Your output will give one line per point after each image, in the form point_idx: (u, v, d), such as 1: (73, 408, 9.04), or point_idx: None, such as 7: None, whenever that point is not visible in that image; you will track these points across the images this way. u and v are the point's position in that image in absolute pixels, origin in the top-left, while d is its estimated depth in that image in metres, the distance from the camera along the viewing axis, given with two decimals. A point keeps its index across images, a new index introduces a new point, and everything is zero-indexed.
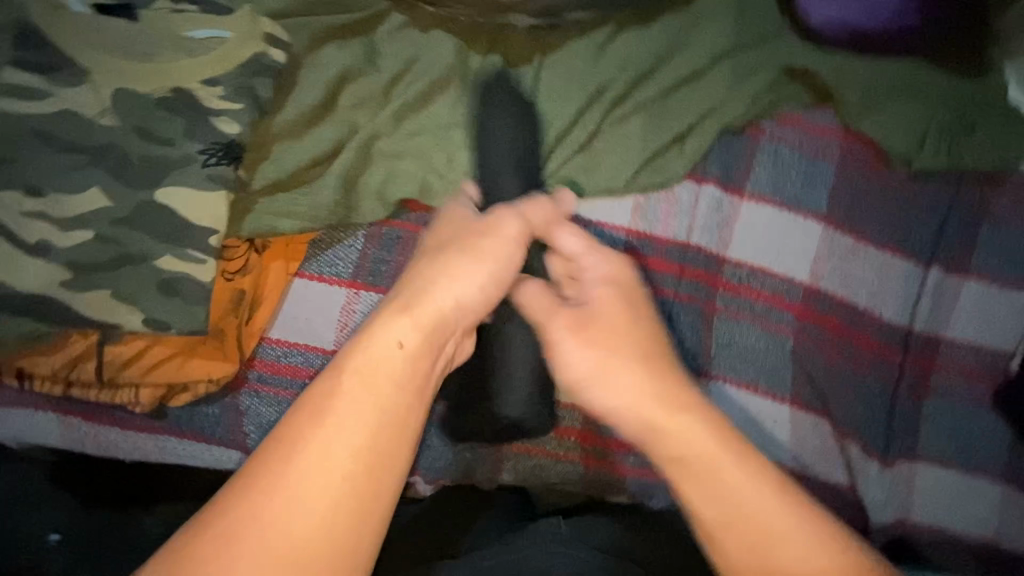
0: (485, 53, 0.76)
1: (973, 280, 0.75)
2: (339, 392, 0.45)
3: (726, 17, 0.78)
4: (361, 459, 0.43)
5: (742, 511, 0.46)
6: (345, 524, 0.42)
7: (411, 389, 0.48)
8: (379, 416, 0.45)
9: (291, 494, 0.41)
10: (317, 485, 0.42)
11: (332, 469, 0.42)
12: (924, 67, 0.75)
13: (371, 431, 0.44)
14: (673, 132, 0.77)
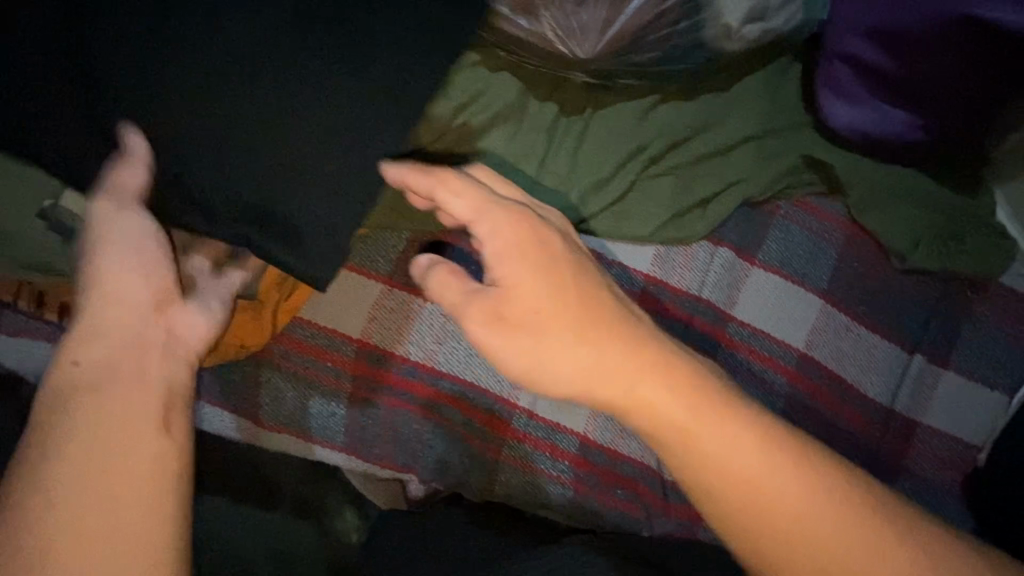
0: (544, 100, 0.85)
1: (952, 373, 0.82)
2: (126, 379, 0.54)
3: (758, 105, 0.88)
4: (116, 430, 0.51)
5: (745, 477, 0.51)
6: (134, 474, 0.50)
7: (118, 375, 0.54)
8: (108, 407, 0.52)
9: (91, 457, 0.49)
10: (87, 455, 0.50)
11: (102, 441, 0.50)
12: (925, 178, 0.85)
13: (110, 411, 0.52)
14: (698, 196, 0.85)
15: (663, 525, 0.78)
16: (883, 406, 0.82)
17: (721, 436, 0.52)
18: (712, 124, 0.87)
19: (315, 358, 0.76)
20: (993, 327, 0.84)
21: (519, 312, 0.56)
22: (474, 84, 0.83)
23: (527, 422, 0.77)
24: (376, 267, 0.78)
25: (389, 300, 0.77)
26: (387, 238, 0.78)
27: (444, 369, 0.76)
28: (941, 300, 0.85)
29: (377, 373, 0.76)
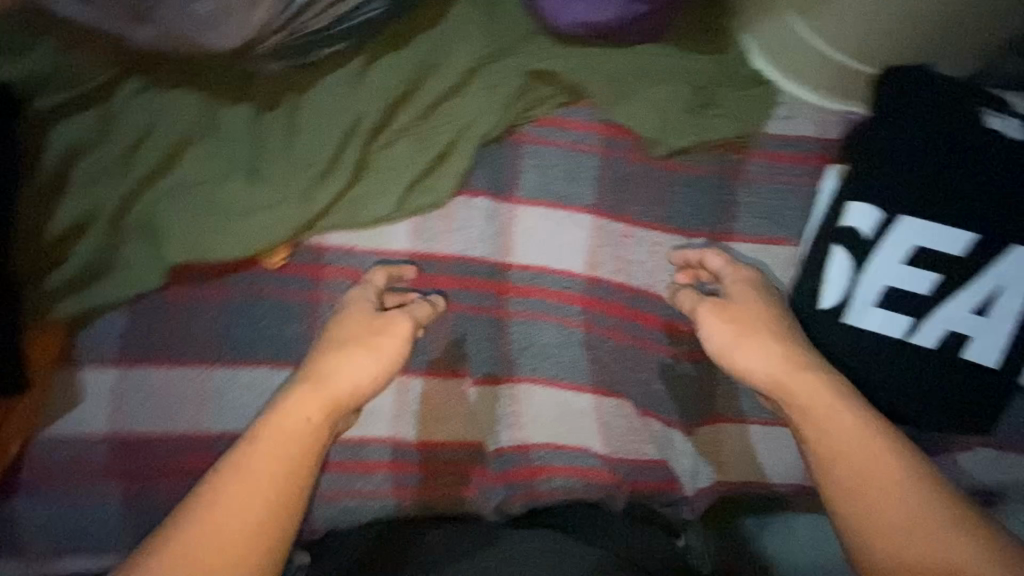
0: (233, 103, 0.75)
1: (741, 242, 0.79)
2: (266, 439, 0.59)
3: (471, 36, 0.81)
4: (270, 466, 0.58)
5: (849, 452, 0.61)
6: (259, 506, 0.56)
7: (303, 440, 0.61)
8: (285, 454, 0.59)
9: (245, 488, 0.57)
10: (241, 496, 0.56)
11: (260, 475, 0.57)
12: (658, 56, 0.80)
13: (302, 435, 0.60)
14: (436, 150, 0.78)
15: (497, 495, 0.78)
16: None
17: (827, 411, 0.63)
18: (431, 69, 0.81)
19: (71, 470, 0.70)
20: (771, 182, 0.80)
21: (740, 311, 0.69)
22: (141, 112, 0.72)
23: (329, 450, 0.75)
24: (102, 353, 0.70)
25: (131, 381, 0.70)
26: (105, 317, 0.70)
27: (219, 429, 0.71)
28: (715, 173, 0.80)
29: (150, 459, 0.70)
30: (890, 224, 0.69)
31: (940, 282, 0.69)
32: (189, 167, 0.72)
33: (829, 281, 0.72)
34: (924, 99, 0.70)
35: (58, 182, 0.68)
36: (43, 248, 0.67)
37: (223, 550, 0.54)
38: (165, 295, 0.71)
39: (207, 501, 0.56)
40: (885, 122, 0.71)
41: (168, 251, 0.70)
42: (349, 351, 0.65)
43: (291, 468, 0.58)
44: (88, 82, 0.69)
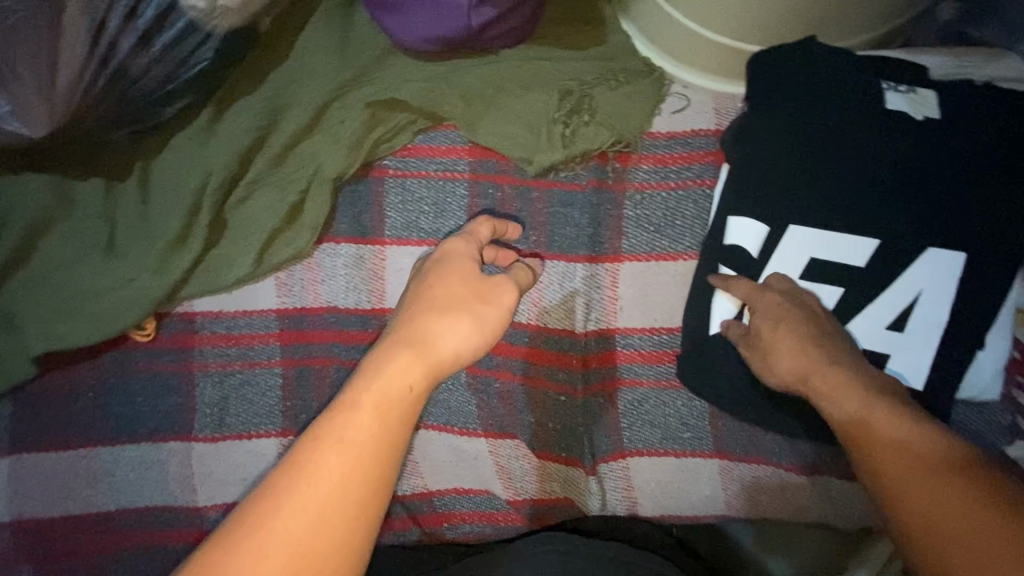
0: (86, 177, 0.74)
1: (628, 261, 0.71)
2: (342, 423, 0.46)
3: (320, 70, 0.77)
4: (351, 452, 0.45)
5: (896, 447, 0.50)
6: (340, 513, 0.44)
7: (389, 420, 0.47)
8: (354, 450, 0.45)
9: (313, 495, 0.43)
10: (323, 494, 0.43)
11: (351, 458, 0.45)
12: (519, 62, 0.72)
13: (406, 384, 0.49)
14: (291, 199, 0.74)
15: (409, 538, 0.76)
16: (574, 331, 0.72)
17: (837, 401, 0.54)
18: (284, 110, 0.76)
19: None
20: (660, 188, 0.71)
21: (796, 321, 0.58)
22: None
23: (222, 518, 0.72)
24: None
25: (19, 470, 0.71)
26: None
27: (112, 508, 0.72)
28: (596, 186, 0.72)
29: (47, 543, 0.71)
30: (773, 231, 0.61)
31: (842, 294, 0.60)
32: (48, 251, 0.72)
33: (719, 301, 0.65)
34: (813, 76, 0.60)
35: None
36: None
37: (308, 554, 0.42)
38: (41, 381, 0.72)
39: (269, 502, 0.43)
40: (772, 107, 0.61)
41: (34, 343, 0.69)
42: (438, 303, 0.55)
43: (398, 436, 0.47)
44: None
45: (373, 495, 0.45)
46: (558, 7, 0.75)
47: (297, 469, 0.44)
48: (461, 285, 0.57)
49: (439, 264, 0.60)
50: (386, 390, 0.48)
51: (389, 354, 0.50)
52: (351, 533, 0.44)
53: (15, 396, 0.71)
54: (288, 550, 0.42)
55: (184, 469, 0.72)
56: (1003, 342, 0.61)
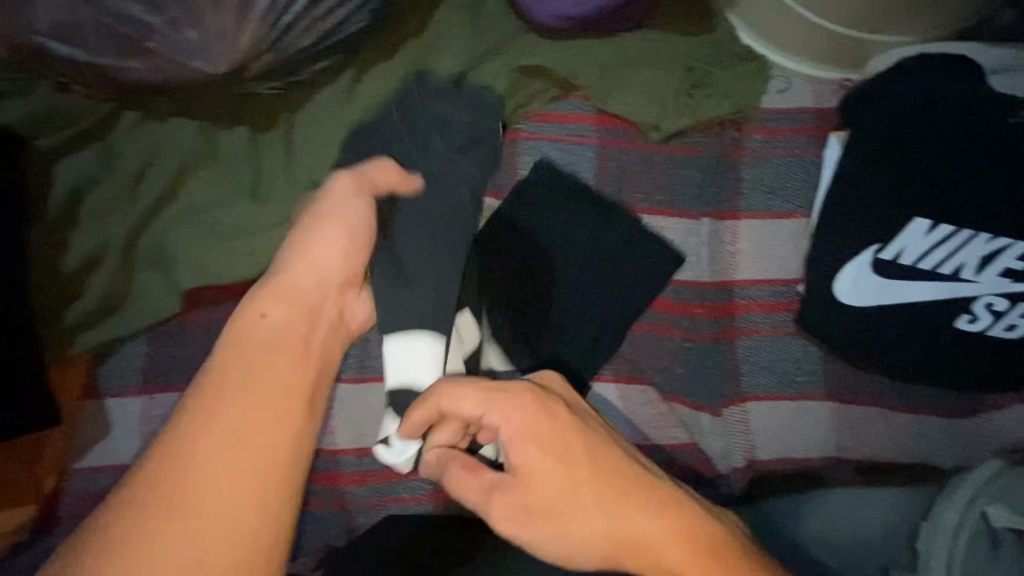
0: (232, 126, 0.76)
1: (746, 220, 0.78)
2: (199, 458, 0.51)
3: (458, 39, 0.82)
4: (235, 437, 0.52)
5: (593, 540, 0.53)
6: (252, 487, 0.51)
7: (262, 431, 0.53)
8: (241, 464, 0.51)
9: (218, 479, 0.50)
10: (217, 474, 0.50)
11: (230, 444, 0.52)
12: (644, 41, 0.81)
13: (289, 336, 0.59)
14: (433, 155, 0.78)
15: None
16: (696, 282, 0.78)
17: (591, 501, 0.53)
18: (423, 75, 0.81)
19: (103, 506, 0.68)
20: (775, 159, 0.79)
21: (540, 497, 0.54)
22: (144, 145, 0.73)
23: (358, 461, 0.74)
24: (123, 383, 0.70)
25: (154, 410, 0.70)
26: (121, 348, 0.70)
27: None
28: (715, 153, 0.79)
29: None
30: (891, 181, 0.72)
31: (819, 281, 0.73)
32: (193, 193, 0.73)
33: (844, 253, 0.73)
34: (929, 64, 0.72)
35: (67, 219, 0.69)
36: (54, 286, 0.67)
37: (216, 533, 0.49)
38: (180, 321, 0.72)
39: (169, 496, 0.49)
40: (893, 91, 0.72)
41: (189, 278, 0.71)
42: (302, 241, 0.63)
43: (289, 419, 0.55)
44: (94, 117, 0.72)
45: (278, 473, 0.52)
46: None
47: (185, 454, 0.51)
48: (304, 270, 0.63)
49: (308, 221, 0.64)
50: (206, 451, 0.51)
51: (255, 334, 0.59)
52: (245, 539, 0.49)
53: (151, 334, 0.71)
54: (186, 532, 0.48)
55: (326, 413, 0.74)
56: None
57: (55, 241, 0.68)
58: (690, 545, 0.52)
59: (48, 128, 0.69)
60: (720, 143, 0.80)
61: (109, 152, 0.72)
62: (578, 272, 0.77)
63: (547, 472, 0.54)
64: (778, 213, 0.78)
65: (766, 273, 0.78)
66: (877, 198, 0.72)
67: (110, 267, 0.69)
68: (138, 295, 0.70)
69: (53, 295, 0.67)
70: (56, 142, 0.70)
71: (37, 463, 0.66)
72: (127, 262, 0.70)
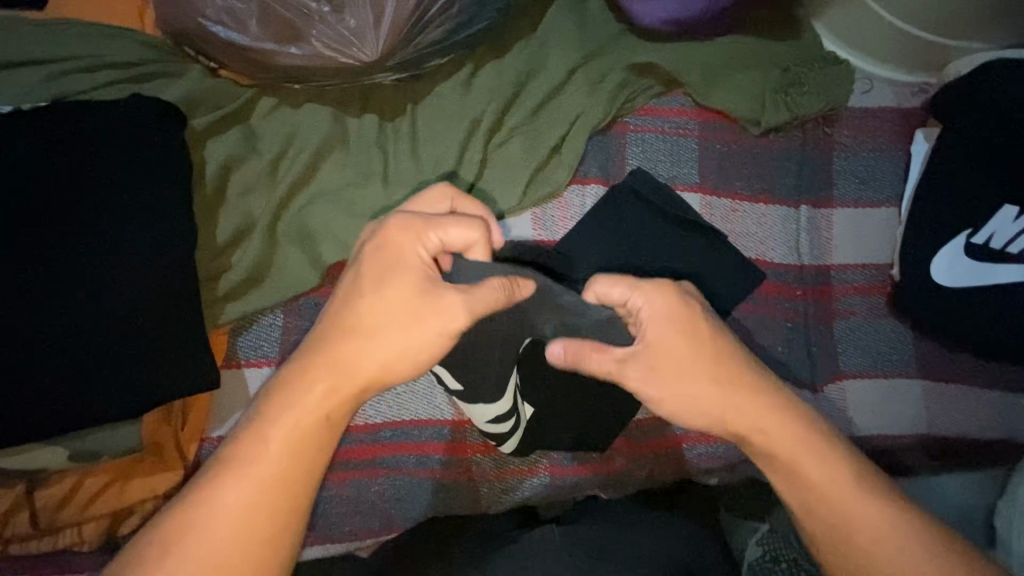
0: (361, 114, 0.80)
1: (840, 208, 0.84)
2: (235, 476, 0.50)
3: (568, 37, 0.87)
4: (252, 484, 0.50)
5: (815, 511, 0.58)
6: (257, 525, 0.50)
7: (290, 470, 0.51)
8: (264, 498, 0.50)
9: (220, 524, 0.49)
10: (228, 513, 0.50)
11: (252, 494, 0.50)
12: (742, 43, 0.87)
13: (341, 375, 0.54)
14: (548, 144, 0.83)
15: (647, 465, 0.79)
16: (796, 265, 0.83)
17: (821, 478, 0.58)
18: (535, 71, 0.86)
19: None
20: (869, 155, 0.86)
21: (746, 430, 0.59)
22: (282, 129, 0.77)
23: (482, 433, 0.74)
24: (261, 354, 0.73)
25: None
26: (258, 321, 0.73)
27: (379, 420, 0.73)
28: (806, 149, 0.85)
29: None
30: (982, 173, 0.78)
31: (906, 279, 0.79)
32: (326, 176, 0.77)
33: (940, 239, 0.79)
34: (1008, 68, 0.77)
35: (216, 197, 0.72)
36: (203, 260, 0.70)
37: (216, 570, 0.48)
38: (313, 295, 0.74)
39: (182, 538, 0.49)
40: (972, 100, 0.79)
41: (329, 254, 0.74)
42: (355, 323, 0.54)
43: (300, 472, 0.52)
44: (237, 101, 0.75)
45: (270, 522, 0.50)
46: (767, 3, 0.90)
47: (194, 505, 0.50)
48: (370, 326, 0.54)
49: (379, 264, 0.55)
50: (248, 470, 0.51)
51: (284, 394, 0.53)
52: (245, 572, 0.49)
53: (287, 307, 0.74)
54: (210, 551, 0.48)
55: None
56: None
57: (205, 217, 0.72)
58: (893, 529, 0.56)
59: (198, 110, 0.73)
60: (811, 137, 0.86)
61: (250, 135, 0.75)
62: (687, 255, 0.81)
63: (747, 409, 0.59)
64: (868, 204, 0.84)
65: (858, 258, 0.84)
66: (972, 188, 0.78)
67: (256, 243, 0.72)
68: (280, 269, 0.73)
69: (208, 267, 0.71)
70: (205, 124, 0.73)
71: (183, 430, 0.68)
72: (270, 239, 0.73)
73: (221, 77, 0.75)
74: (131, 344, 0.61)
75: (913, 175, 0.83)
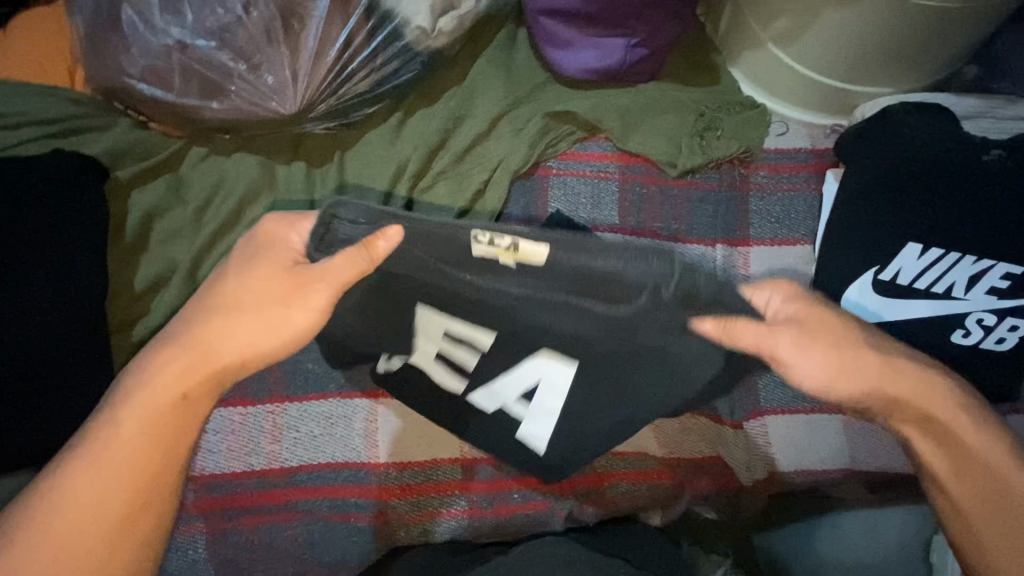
0: (289, 161, 0.83)
1: (756, 247, 0.88)
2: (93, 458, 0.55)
3: (495, 84, 0.90)
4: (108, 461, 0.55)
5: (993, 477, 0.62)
6: (108, 510, 0.54)
7: (147, 446, 0.56)
8: (124, 472, 0.55)
9: (79, 501, 0.54)
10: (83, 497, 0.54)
11: (104, 473, 0.55)
12: (661, 90, 0.90)
13: (197, 351, 0.57)
14: (472, 189, 0.86)
15: (568, 504, 0.79)
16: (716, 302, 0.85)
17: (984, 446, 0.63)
18: (462, 118, 0.89)
19: None
20: (782, 194, 0.89)
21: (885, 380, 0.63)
22: (209, 178, 0.79)
23: (401, 475, 0.76)
24: None
25: (206, 424, 0.73)
26: None
27: (294, 463, 0.73)
28: (722, 189, 0.89)
29: (226, 499, 0.71)
30: (890, 212, 0.80)
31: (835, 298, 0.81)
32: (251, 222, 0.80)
33: (850, 278, 0.81)
34: (910, 111, 0.82)
35: (140, 245, 0.76)
36: (123, 307, 0.74)
37: (72, 548, 0.53)
38: None
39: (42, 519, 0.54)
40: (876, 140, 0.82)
41: None
42: (221, 303, 0.58)
43: (160, 451, 0.56)
44: (164, 151, 0.78)
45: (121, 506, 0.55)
46: (687, 51, 0.94)
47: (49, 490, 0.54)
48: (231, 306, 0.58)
49: (250, 248, 0.59)
50: (105, 453, 0.55)
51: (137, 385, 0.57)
52: (111, 542, 0.54)
53: None
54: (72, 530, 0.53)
55: (373, 429, 0.76)
56: None
57: (127, 265, 0.75)
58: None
59: (125, 161, 0.76)
60: (728, 179, 0.89)
61: (178, 184, 0.78)
62: None
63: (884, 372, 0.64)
64: (782, 243, 0.88)
65: None
66: (877, 226, 0.81)
67: (175, 289, 0.75)
68: None
69: (128, 313, 0.74)
70: (131, 174, 0.76)
71: None
72: (190, 285, 0.75)
73: (151, 129, 0.78)
74: (37, 391, 0.63)
75: (823, 214, 0.87)
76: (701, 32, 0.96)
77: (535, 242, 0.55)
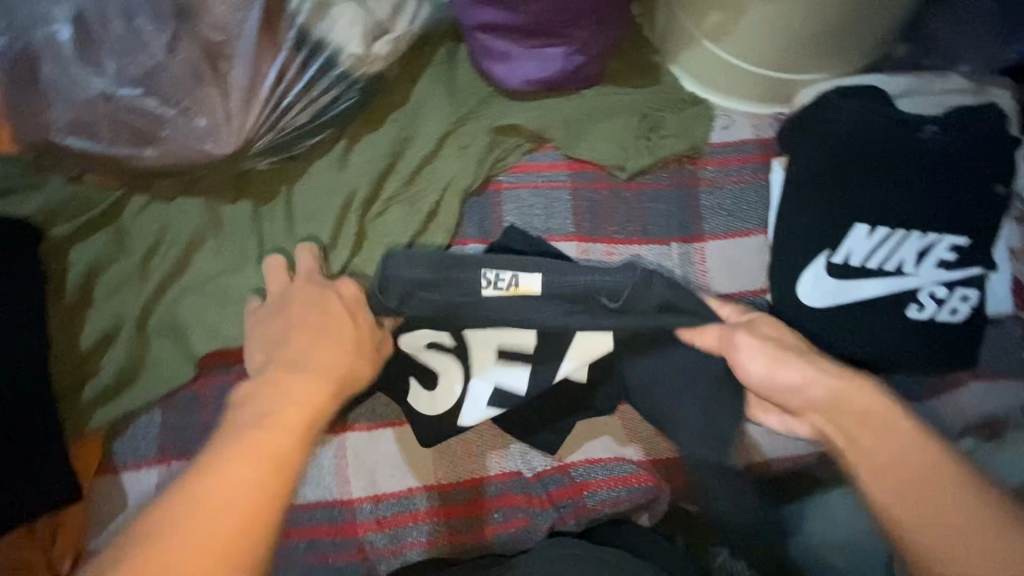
0: (235, 201, 0.82)
1: (711, 241, 0.89)
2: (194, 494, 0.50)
3: (439, 102, 0.89)
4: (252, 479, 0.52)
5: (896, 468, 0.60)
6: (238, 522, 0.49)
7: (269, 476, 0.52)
8: (231, 514, 0.50)
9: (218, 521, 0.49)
10: (194, 527, 0.48)
11: (210, 514, 0.49)
12: (604, 94, 0.91)
13: (324, 378, 0.62)
14: (425, 210, 0.86)
15: (549, 519, 0.78)
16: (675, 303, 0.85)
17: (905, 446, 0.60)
18: (409, 140, 0.88)
19: None
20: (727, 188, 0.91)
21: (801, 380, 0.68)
22: (152, 225, 0.78)
23: (375, 508, 0.75)
24: (139, 455, 0.72)
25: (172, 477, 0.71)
26: (134, 421, 0.72)
27: None
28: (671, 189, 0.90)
29: None
30: (834, 196, 0.81)
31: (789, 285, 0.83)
32: (200, 265, 0.78)
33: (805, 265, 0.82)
34: (842, 96, 0.83)
35: (85, 301, 0.74)
36: (67, 368, 0.71)
37: None
38: (192, 389, 0.75)
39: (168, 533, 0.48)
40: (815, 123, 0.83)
41: (207, 343, 0.75)
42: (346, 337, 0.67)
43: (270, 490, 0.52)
44: (103, 203, 0.76)
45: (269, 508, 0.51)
46: (627, 54, 0.95)
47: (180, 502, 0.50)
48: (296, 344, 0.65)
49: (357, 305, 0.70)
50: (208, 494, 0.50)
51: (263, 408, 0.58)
52: None
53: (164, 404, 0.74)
54: None
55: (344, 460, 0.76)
56: (1005, 268, 0.85)
57: (71, 323, 0.72)
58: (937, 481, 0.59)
59: (63, 217, 0.75)
60: (677, 177, 0.91)
61: (120, 235, 0.77)
62: None
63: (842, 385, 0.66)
64: (737, 234, 0.89)
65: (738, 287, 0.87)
66: (825, 211, 0.82)
67: (124, 344, 0.72)
68: (153, 365, 0.73)
69: (76, 372, 0.71)
70: (72, 230, 0.75)
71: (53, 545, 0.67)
72: (141, 338, 0.73)
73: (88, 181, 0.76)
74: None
75: (770, 204, 0.88)
76: (638, 34, 0.97)
77: (529, 275, 0.66)
